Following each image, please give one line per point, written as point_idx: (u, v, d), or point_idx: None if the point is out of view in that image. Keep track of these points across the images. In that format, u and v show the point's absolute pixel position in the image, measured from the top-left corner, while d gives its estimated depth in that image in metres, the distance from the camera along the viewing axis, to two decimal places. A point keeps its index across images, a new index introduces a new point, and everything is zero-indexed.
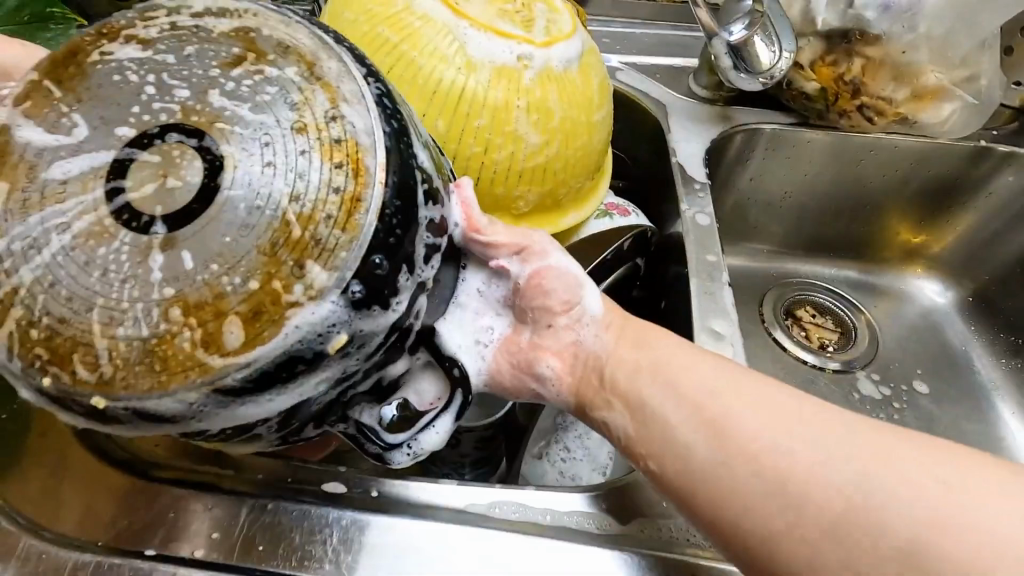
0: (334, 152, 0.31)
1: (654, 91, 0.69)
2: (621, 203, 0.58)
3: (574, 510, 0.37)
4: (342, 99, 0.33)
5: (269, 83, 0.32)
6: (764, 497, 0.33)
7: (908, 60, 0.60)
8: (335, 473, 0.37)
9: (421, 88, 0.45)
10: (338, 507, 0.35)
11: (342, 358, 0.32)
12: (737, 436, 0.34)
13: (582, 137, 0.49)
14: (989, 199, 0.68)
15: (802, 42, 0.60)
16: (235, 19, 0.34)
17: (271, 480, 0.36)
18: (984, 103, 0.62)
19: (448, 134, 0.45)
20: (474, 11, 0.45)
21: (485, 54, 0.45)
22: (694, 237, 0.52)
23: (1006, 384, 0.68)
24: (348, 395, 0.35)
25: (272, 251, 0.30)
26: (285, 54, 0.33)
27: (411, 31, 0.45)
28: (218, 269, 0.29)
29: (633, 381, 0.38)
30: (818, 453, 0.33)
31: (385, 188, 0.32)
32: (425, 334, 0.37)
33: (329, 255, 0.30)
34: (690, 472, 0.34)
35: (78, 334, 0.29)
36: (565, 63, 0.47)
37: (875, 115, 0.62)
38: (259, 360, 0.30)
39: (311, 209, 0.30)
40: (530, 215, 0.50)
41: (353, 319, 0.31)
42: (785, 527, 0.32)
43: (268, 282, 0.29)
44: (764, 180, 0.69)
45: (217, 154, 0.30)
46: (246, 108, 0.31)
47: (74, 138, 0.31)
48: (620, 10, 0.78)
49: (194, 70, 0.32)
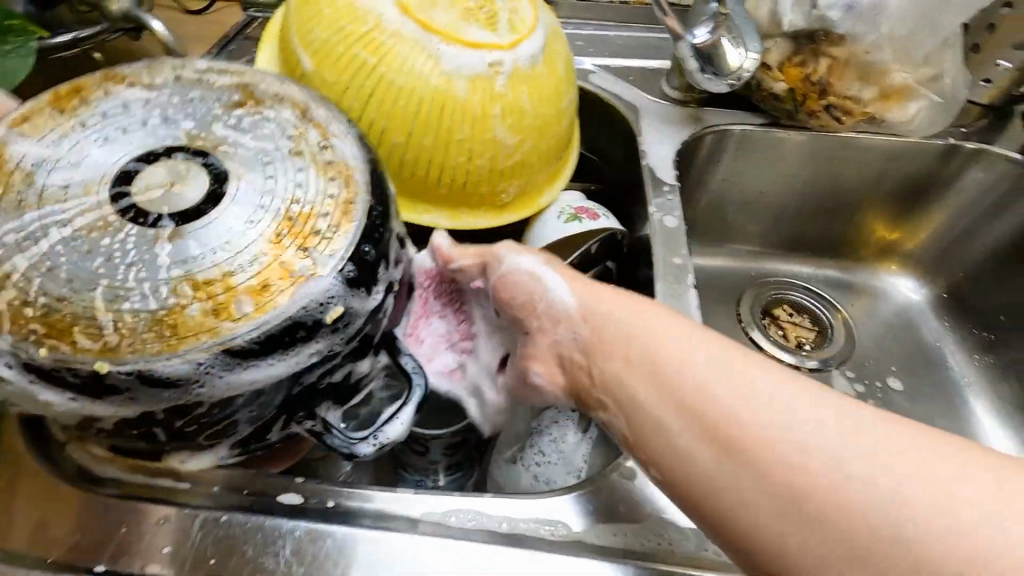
0: (328, 170, 0.37)
1: (627, 94, 0.70)
2: (591, 206, 0.58)
3: (531, 517, 0.36)
4: (330, 133, 0.39)
5: (267, 123, 0.38)
6: (769, 503, 0.31)
7: (873, 60, 0.60)
8: (292, 484, 0.37)
9: (401, 107, 0.45)
10: (294, 518, 0.35)
11: (334, 334, 0.34)
12: (739, 438, 0.32)
13: (554, 127, 0.51)
14: (960, 196, 0.68)
15: (768, 44, 0.60)
16: (234, 76, 0.41)
17: (227, 490, 0.36)
18: (949, 101, 0.62)
19: (435, 149, 0.47)
20: (441, 20, 0.45)
21: (458, 66, 0.45)
22: (661, 241, 0.52)
23: (978, 380, 0.68)
24: (323, 385, 0.36)
25: (276, 239, 0.33)
26: (280, 101, 0.40)
27: (387, 50, 0.45)
28: (228, 254, 0.32)
29: (629, 383, 0.37)
30: (826, 455, 0.31)
31: (372, 195, 0.37)
32: (392, 332, 0.40)
33: (328, 242, 0.34)
34: (691, 477, 0.33)
35: (81, 309, 0.30)
36: (531, 60, 0.47)
37: (842, 114, 0.63)
38: (268, 325, 0.32)
39: (311, 208, 0.35)
40: (512, 206, 0.54)
41: (347, 295, 0.34)
42: (762, 516, 0.31)
43: (275, 261, 0.33)
44: (736, 181, 0.69)
45: (223, 170, 0.35)
46: (247, 140, 0.37)
47: (79, 153, 0.35)
48: (595, 12, 0.78)
49: (200, 111, 0.38)
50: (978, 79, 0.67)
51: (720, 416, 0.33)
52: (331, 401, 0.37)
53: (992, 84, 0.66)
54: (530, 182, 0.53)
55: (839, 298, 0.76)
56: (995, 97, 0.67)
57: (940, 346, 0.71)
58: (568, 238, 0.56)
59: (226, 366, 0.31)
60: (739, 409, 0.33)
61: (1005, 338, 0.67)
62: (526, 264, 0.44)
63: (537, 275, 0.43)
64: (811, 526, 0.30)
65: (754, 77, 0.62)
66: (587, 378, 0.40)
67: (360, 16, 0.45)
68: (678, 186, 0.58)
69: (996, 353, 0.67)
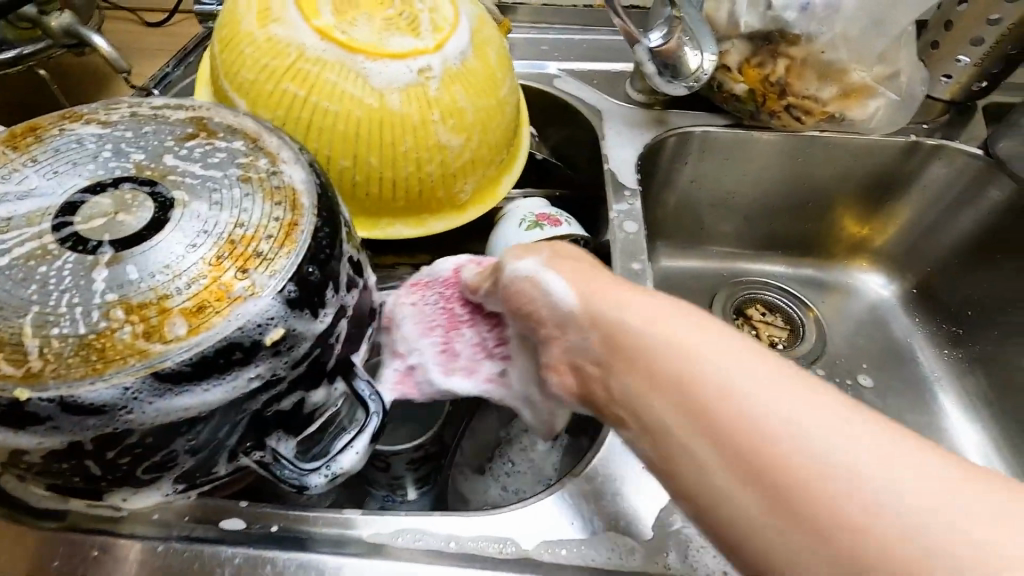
0: (275, 195, 0.36)
1: (591, 99, 0.69)
2: (553, 213, 0.58)
3: (479, 535, 0.35)
4: (281, 160, 0.38)
5: (218, 151, 0.37)
6: (822, 567, 0.24)
7: (829, 59, 0.60)
8: (234, 509, 0.36)
9: (341, 133, 0.46)
10: (232, 545, 0.35)
11: (274, 356, 0.33)
12: (785, 480, 0.26)
13: (494, 118, 0.53)
14: (924, 192, 0.68)
15: (727, 45, 0.61)
16: (190, 111, 0.40)
17: (166, 519, 0.35)
18: (906, 97, 0.62)
19: (383, 166, 0.48)
20: (363, 37, 0.45)
21: (388, 81, 0.46)
22: (619, 247, 0.52)
23: (947, 375, 0.68)
24: (269, 412, 0.35)
25: (215, 262, 0.33)
26: (233, 132, 0.39)
27: (315, 81, 0.45)
28: (165, 277, 0.32)
29: (650, 403, 0.31)
30: (900, 503, 0.24)
31: (319, 218, 0.36)
32: (345, 360, 0.38)
33: (269, 262, 0.33)
34: (725, 521, 0.27)
35: (8, 335, 0.30)
36: (460, 55, 0.49)
37: (802, 114, 0.62)
38: (201, 345, 0.31)
39: (253, 231, 0.34)
40: (472, 199, 0.56)
41: (289, 316, 0.33)
42: (782, 550, 0.25)
43: (213, 283, 0.32)
44: (702, 182, 0.69)
45: (168, 197, 0.34)
46: (197, 167, 0.36)
47: (22, 186, 0.35)
48: (559, 16, 0.78)
49: (152, 142, 0.37)
50: (939, 75, 0.67)
51: (741, 434, 0.28)
52: (281, 429, 0.36)
53: (952, 80, 0.66)
54: (483, 172, 0.55)
55: (811, 297, 0.76)
56: (956, 93, 0.67)
57: (911, 342, 0.71)
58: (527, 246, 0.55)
59: (155, 392, 0.30)
60: (783, 436, 0.27)
61: (973, 332, 0.67)
62: (527, 268, 0.40)
63: (539, 278, 0.39)
64: (847, 572, 0.24)
65: (715, 79, 0.62)
66: (601, 393, 0.35)
67: (281, 50, 0.45)
68: (640, 190, 0.58)
69: (964, 348, 0.67)
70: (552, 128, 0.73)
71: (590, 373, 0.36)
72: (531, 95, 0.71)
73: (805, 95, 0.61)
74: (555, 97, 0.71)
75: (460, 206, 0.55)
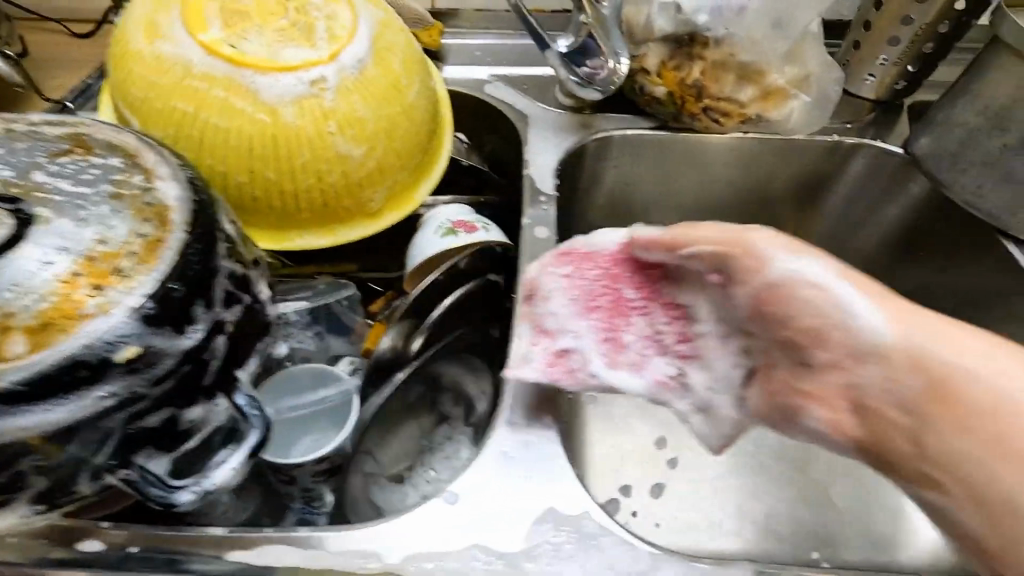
0: (143, 211, 0.34)
1: (520, 104, 0.69)
2: (470, 219, 0.58)
3: (353, 552, 0.37)
4: (157, 176, 0.36)
5: (92, 168, 0.36)
6: (977, 446, 0.35)
7: (744, 60, 0.60)
8: (95, 531, 0.37)
9: (232, 147, 0.46)
10: (91, 566, 0.36)
11: (129, 374, 0.32)
12: (967, 392, 0.36)
13: (401, 125, 0.53)
14: (852, 190, 0.68)
15: (644, 48, 0.61)
16: (70, 126, 0.38)
17: (29, 539, 0.37)
18: (822, 98, 0.63)
19: (281, 179, 0.48)
20: (252, 50, 0.46)
21: (279, 93, 0.46)
22: (527, 252, 0.53)
23: None
24: (132, 430, 0.33)
25: (70, 279, 0.31)
26: (112, 148, 0.37)
27: (202, 96, 0.45)
28: (13, 294, 0.30)
29: (857, 358, 0.40)
30: (991, 388, 0.36)
31: (190, 234, 0.35)
32: (224, 375, 0.37)
33: (125, 280, 0.32)
34: (924, 428, 0.37)
35: None
36: (358, 64, 0.49)
37: (722, 116, 0.62)
38: (42, 362, 0.30)
39: (114, 248, 0.32)
40: (386, 207, 0.56)
41: (145, 333, 0.32)
42: (967, 445, 0.35)
43: (64, 301, 0.31)
44: (628, 184, 0.68)
45: (29, 214, 0.32)
46: (66, 183, 0.34)
47: None
48: (494, 22, 0.77)
49: (21, 157, 0.35)
50: (862, 74, 0.67)
51: (998, 422, 0.35)
52: (151, 446, 0.35)
53: (875, 79, 0.67)
54: (396, 179, 0.55)
55: None
56: (880, 91, 0.67)
57: None
58: (440, 253, 0.55)
59: None
60: (950, 356, 0.37)
61: None
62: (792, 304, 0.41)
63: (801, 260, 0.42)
64: (997, 447, 0.34)
65: (636, 82, 0.63)
66: (845, 362, 0.40)
67: (167, 68, 0.45)
68: (555, 197, 0.58)
69: None
70: (484, 134, 0.73)
71: (870, 408, 0.39)
72: (461, 101, 0.71)
73: (725, 97, 0.61)
74: (484, 102, 0.70)
75: (376, 215, 0.55)
